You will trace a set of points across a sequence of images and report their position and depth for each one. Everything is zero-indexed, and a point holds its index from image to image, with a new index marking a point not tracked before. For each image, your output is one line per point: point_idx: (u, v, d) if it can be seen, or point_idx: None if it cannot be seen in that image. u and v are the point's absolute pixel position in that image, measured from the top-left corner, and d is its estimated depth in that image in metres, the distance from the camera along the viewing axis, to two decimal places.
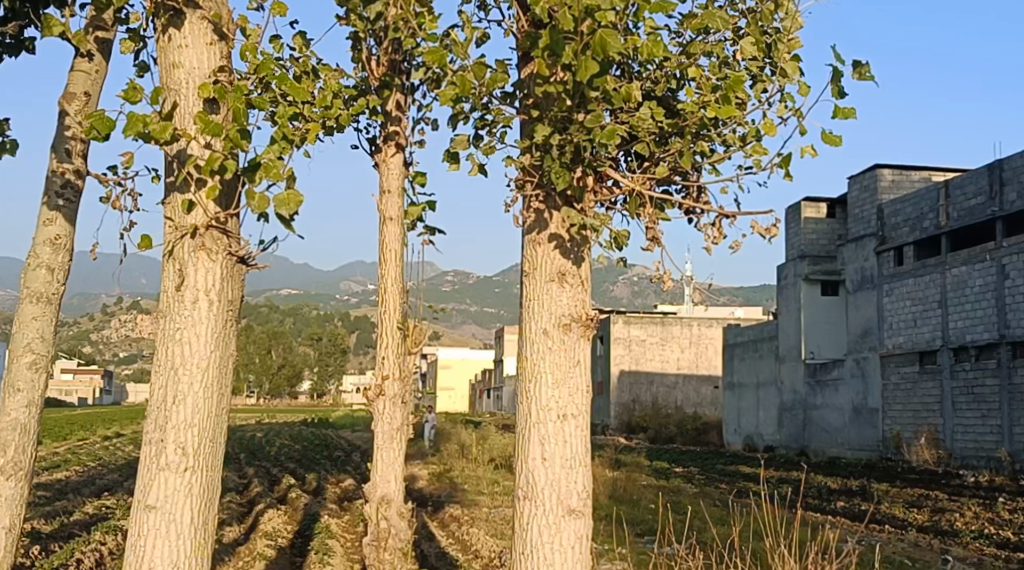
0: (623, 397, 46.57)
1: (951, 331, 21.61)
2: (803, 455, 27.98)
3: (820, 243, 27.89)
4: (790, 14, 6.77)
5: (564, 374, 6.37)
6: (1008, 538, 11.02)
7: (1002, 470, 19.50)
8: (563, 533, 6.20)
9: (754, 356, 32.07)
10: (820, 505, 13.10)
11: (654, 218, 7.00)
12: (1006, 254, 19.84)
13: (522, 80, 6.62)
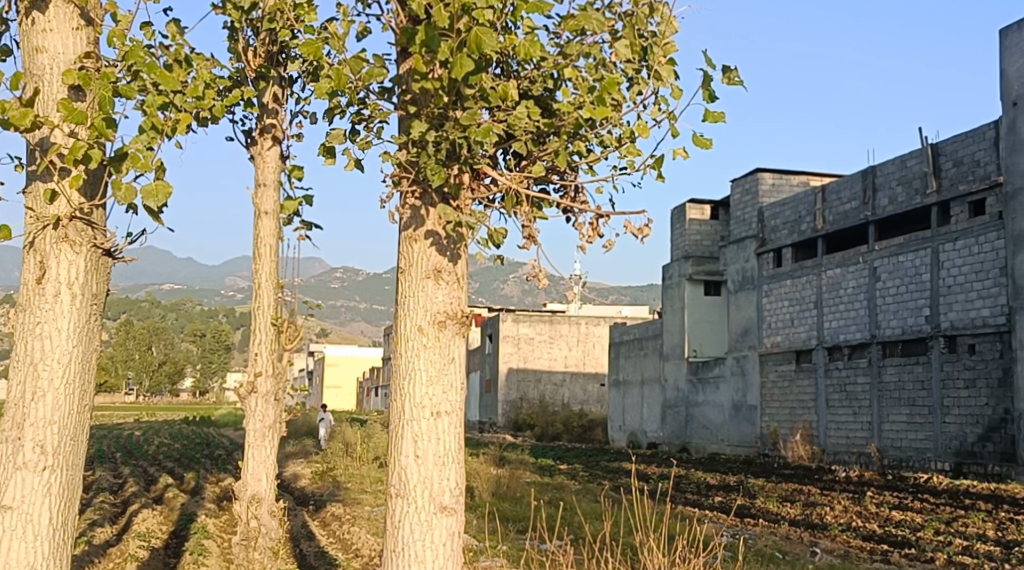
0: (512, 395, 47.13)
1: (826, 331, 22.27)
2: (685, 451, 28.51)
3: (704, 244, 28.49)
4: (666, 18, 6.82)
5: (439, 372, 6.31)
6: (874, 531, 11.41)
7: (871, 465, 20.16)
8: (435, 531, 6.18)
9: (639, 354, 32.53)
10: (698, 500, 13.31)
11: (530, 216, 7.13)
12: (878, 256, 20.54)
13: (400, 76, 6.57)
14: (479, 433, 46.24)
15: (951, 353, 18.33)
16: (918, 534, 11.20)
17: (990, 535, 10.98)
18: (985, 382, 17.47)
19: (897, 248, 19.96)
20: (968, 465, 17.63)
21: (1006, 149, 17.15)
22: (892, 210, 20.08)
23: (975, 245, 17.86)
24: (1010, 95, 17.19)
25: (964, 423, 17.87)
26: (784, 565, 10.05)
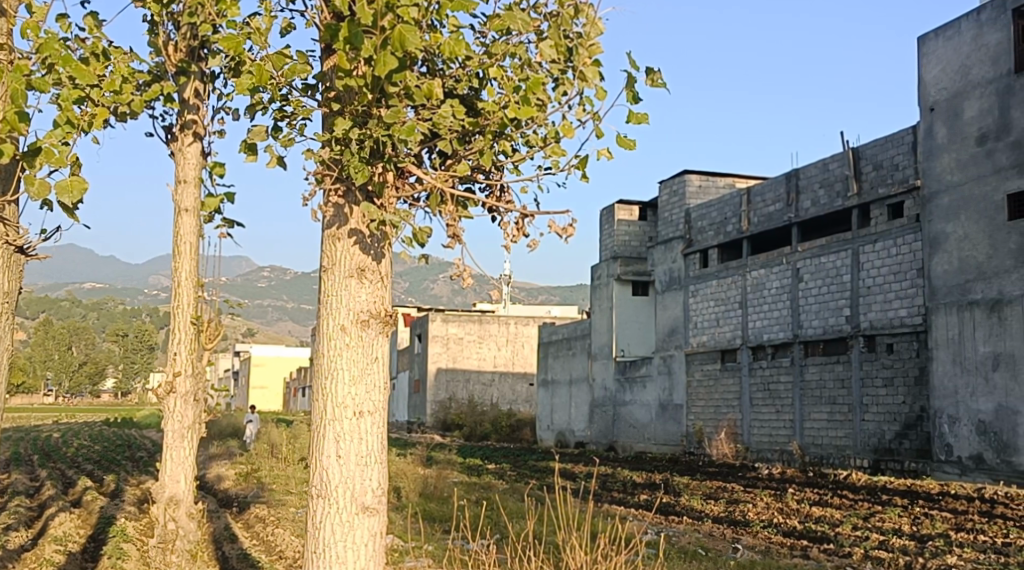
0: (440, 395, 47.28)
1: (750, 330, 22.63)
2: (612, 450, 28.73)
3: (632, 244, 28.80)
4: (592, 20, 6.78)
5: (362, 372, 6.19)
6: (794, 527, 11.62)
7: (793, 462, 20.50)
8: (357, 532, 6.08)
9: (567, 354, 32.67)
10: (623, 499, 13.42)
11: (455, 216, 7.08)
12: (801, 257, 20.92)
13: (324, 73, 6.46)
14: (408, 433, 46.09)
15: (871, 352, 18.76)
16: (837, 529, 11.44)
17: (905, 530, 11.26)
18: (902, 381, 17.91)
19: (819, 250, 20.36)
20: (885, 462, 18.04)
21: (923, 153, 17.60)
22: (814, 212, 20.47)
23: (894, 247, 18.30)
24: (927, 100, 17.63)
25: (882, 420, 18.30)
26: (705, 562, 10.19)
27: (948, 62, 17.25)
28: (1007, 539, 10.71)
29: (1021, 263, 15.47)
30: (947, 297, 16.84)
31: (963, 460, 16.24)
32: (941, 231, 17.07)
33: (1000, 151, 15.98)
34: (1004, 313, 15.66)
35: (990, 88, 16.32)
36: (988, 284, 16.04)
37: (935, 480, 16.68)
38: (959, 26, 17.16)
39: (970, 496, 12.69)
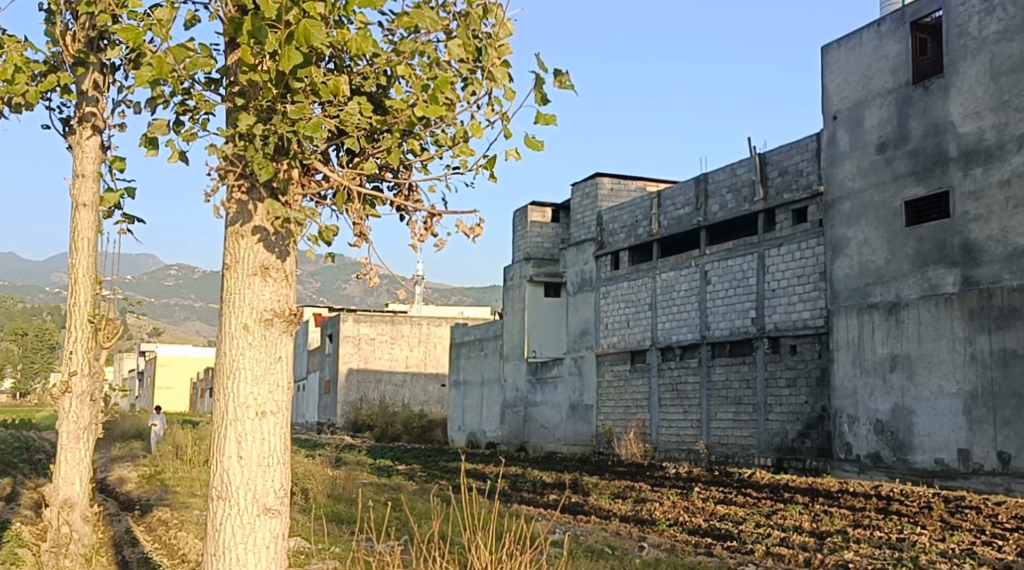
0: (351, 396, 46.86)
1: (659, 332, 22.96)
2: (523, 450, 28.83)
3: (544, 246, 28.99)
4: (501, 20, 6.78)
5: (265, 371, 5.94)
6: (699, 525, 11.80)
7: (699, 461, 20.82)
8: (258, 535, 5.83)
9: (479, 355, 32.67)
10: (532, 498, 13.48)
11: (362, 215, 7.09)
12: (709, 261, 21.31)
13: (228, 66, 6.20)
14: (320, 435, 45.60)
15: (775, 354, 19.18)
16: (740, 527, 11.65)
17: (805, 527, 11.53)
18: (805, 381, 18.38)
19: (726, 253, 20.78)
20: (788, 461, 18.44)
21: (827, 160, 18.08)
22: (723, 216, 20.88)
23: (798, 251, 18.75)
24: (830, 109, 18.12)
25: (785, 419, 18.73)
26: (613, 560, 10.28)
27: (850, 71, 17.75)
28: (902, 535, 11.06)
29: (917, 267, 15.96)
30: (848, 300, 17.32)
31: (862, 459, 16.71)
32: (842, 236, 17.55)
33: (899, 159, 16.48)
34: (901, 316, 16.13)
35: (889, 98, 16.82)
36: (887, 288, 16.51)
37: (834, 478, 17.11)
38: (861, 37, 17.67)
39: (867, 494, 13.06)
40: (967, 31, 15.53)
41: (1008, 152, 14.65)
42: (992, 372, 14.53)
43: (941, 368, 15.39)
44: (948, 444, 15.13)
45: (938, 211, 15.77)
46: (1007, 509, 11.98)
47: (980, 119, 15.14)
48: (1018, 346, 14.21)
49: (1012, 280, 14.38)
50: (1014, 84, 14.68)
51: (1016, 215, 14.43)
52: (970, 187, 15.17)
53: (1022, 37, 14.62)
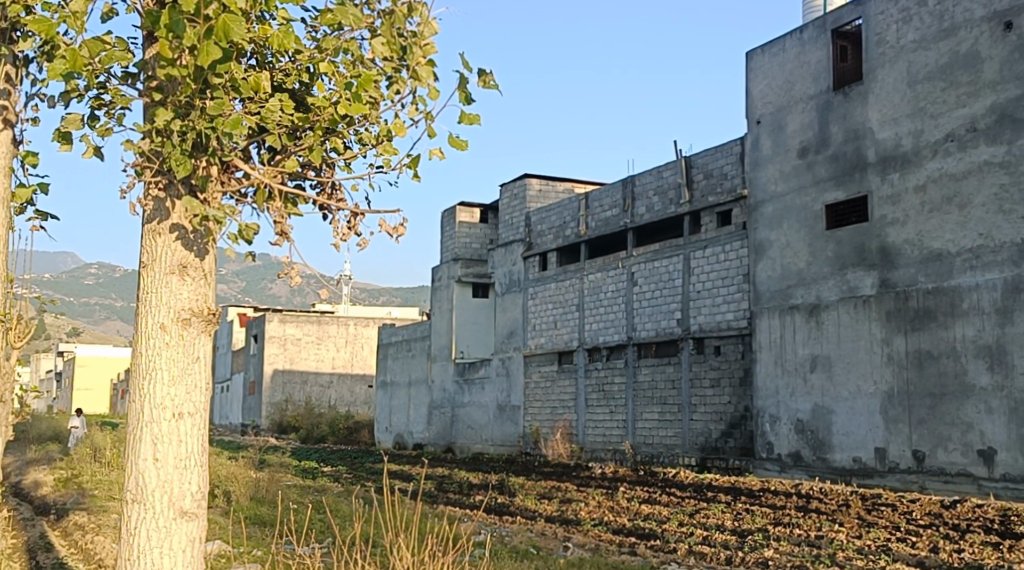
0: (276, 397, 46.33)
1: (587, 333, 23.10)
2: (450, 451, 28.79)
3: (473, 247, 29.00)
4: (426, 19, 6.72)
5: (182, 372, 5.79)
6: (623, 525, 11.88)
7: (624, 461, 21.01)
8: (173, 538, 5.69)
9: (406, 356, 32.52)
10: (458, 500, 13.43)
11: (283, 213, 6.90)
12: (636, 262, 21.51)
13: (147, 60, 5.98)
14: (244, 436, 44.97)
15: (699, 354, 19.42)
16: (663, 526, 11.76)
17: (728, 525, 11.69)
18: (728, 381, 18.67)
19: (652, 255, 21.00)
20: (711, 460, 18.70)
21: (750, 163, 18.38)
22: (649, 218, 21.11)
23: (722, 253, 19.02)
24: (754, 114, 18.43)
25: (709, 419, 19.00)
26: (537, 560, 10.30)
27: (774, 77, 18.06)
28: (820, 532, 11.27)
29: (837, 270, 16.30)
30: (770, 302, 17.61)
31: (783, 457, 17.03)
32: (765, 238, 17.85)
33: (820, 163, 16.82)
34: (822, 317, 16.46)
35: (811, 103, 17.16)
36: (807, 290, 16.83)
37: (756, 477, 17.40)
38: (784, 43, 18.00)
39: (788, 492, 13.32)
40: (886, 40, 15.90)
41: (924, 157, 15.03)
42: (908, 373, 14.90)
43: (859, 369, 15.73)
44: (865, 443, 15.49)
45: (857, 215, 16.10)
46: (921, 506, 12.35)
47: (897, 125, 15.51)
48: (932, 348, 14.59)
49: (927, 283, 14.75)
50: (929, 92, 15.06)
51: (931, 219, 14.80)
52: (887, 192, 15.53)
53: (937, 46, 15.01)
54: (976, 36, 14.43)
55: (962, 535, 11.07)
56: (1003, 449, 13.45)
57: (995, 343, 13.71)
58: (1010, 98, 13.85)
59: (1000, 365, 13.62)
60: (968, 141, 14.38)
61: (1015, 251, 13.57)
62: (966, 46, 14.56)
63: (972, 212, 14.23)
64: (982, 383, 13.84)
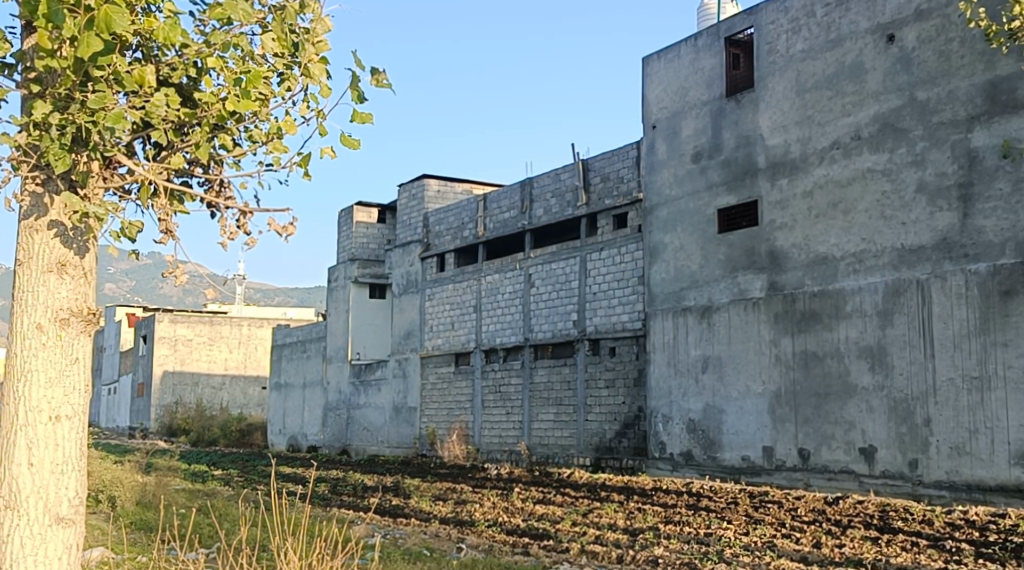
0: (166, 399, 45.27)
1: (483, 334, 23.16)
2: (345, 453, 28.52)
3: (370, 247, 28.79)
4: (319, 17, 6.65)
5: (60, 373, 5.56)
6: (517, 525, 11.94)
7: (520, 462, 21.15)
8: (49, 545, 5.47)
9: (301, 357, 32.07)
10: (353, 502, 13.31)
11: (169, 211, 6.78)
12: (532, 264, 21.65)
13: (24, 51, 5.70)
14: (132, 439, 43.77)
15: (595, 355, 19.67)
16: (557, 526, 11.85)
17: (620, 525, 11.84)
18: (623, 382, 18.95)
19: (549, 257, 21.16)
20: (606, 460, 18.96)
21: (646, 167, 18.68)
22: (547, 220, 21.29)
23: (618, 256, 19.29)
24: (650, 118, 18.74)
25: (603, 420, 19.25)
26: (430, 562, 10.29)
27: (669, 82, 18.39)
28: (709, 530, 11.51)
29: (728, 272, 16.69)
30: (664, 304, 17.93)
31: (675, 457, 17.36)
32: (659, 241, 18.16)
33: (713, 168, 17.21)
34: (713, 319, 16.82)
35: (705, 109, 17.53)
36: (700, 292, 17.18)
37: (648, 476, 17.70)
38: (679, 50, 18.35)
39: (679, 491, 13.58)
40: (776, 49, 16.34)
41: (811, 164, 15.49)
42: (795, 373, 15.32)
43: (748, 370, 16.12)
44: (753, 442, 15.90)
45: (748, 219, 16.51)
46: (805, 503, 12.74)
47: (786, 132, 15.95)
48: (817, 349, 15.03)
49: (813, 286, 15.21)
50: (817, 101, 15.53)
51: (817, 224, 15.26)
52: (777, 197, 15.97)
53: (824, 56, 15.49)
54: (860, 47, 14.93)
55: (844, 530, 11.46)
56: (883, 447, 13.96)
57: (877, 344, 14.20)
58: (892, 108, 14.37)
59: (881, 366, 14.12)
60: (852, 149, 14.86)
61: (895, 256, 14.09)
62: (852, 57, 15.06)
63: (855, 217, 14.71)
64: (864, 383, 14.32)
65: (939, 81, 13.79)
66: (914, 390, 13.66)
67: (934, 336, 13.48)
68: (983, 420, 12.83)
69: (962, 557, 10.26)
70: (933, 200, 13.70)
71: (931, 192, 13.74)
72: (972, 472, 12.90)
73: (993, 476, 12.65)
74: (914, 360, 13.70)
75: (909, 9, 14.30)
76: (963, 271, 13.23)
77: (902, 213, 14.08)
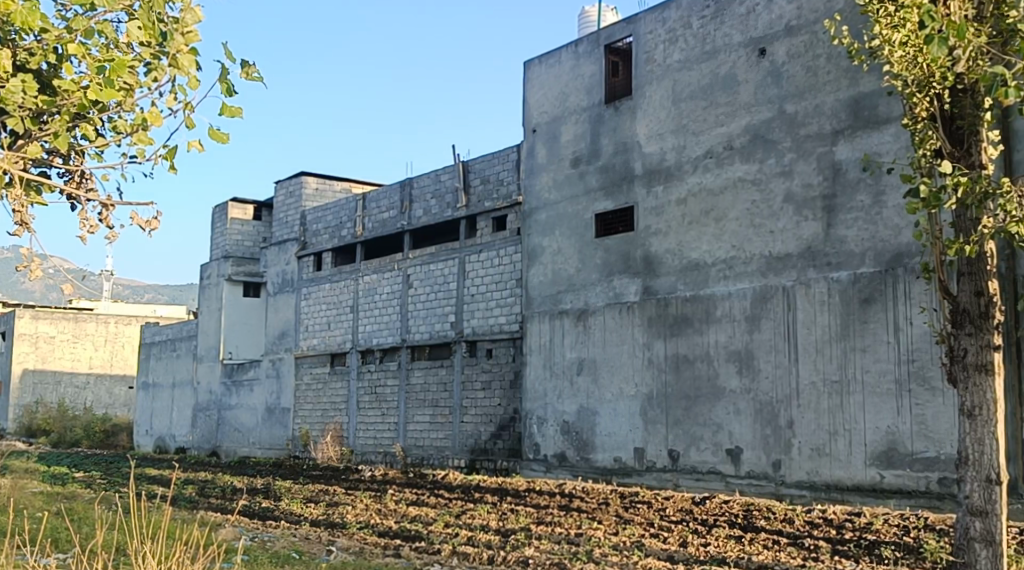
0: (26, 399, 43.48)
1: (360, 334, 22.96)
2: (215, 455, 27.87)
3: (245, 244, 28.21)
4: (190, 7, 6.51)
5: None
6: (389, 527, 11.87)
7: (394, 463, 21.05)
8: None
9: (170, 356, 31.17)
10: (221, 505, 13.02)
11: (25, 202, 6.55)
12: (411, 265, 21.57)
13: None
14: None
15: (472, 357, 19.71)
16: (429, 527, 11.83)
17: (492, 526, 11.89)
18: (499, 384, 19.06)
19: (428, 258, 21.12)
20: (480, 461, 19.03)
21: (526, 171, 18.83)
22: (426, 221, 21.25)
23: (496, 258, 19.39)
24: (530, 122, 18.90)
25: (479, 422, 19.31)
26: (297, 564, 10.15)
27: (550, 87, 18.60)
28: (579, 530, 11.66)
29: (604, 277, 16.96)
30: (541, 307, 18.10)
31: (549, 458, 17.57)
32: (538, 244, 18.33)
33: (591, 174, 17.47)
34: (588, 322, 17.08)
35: (584, 115, 17.79)
36: (576, 295, 17.41)
37: (522, 477, 17.86)
38: (560, 55, 18.56)
39: (552, 492, 13.74)
40: (653, 58, 16.67)
41: (686, 172, 15.87)
42: (666, 376, 15.66)
43: (622, 372, 16.41)
44: (625, 444, 16.20)
45: (624, 225, 16.82)
46: (674, 503, 13.04)
47: (662, 140, 16.30)
48: (688, 352, 15.39)
49: (685, 291, 15.57)
50: (692, 110, 15.92)
51: (690, 230, 15.63)
52: (652, 204, 16.29)
53: (700, 67, 15.89)
54: (734, 60, 15.38)
55: (709, 530, 11.76)
56: (749, 448, 14.39)
57: (745, 349, 14.63)
58: (763, 120, 14.84)
59: (748, 369, 14.55)
60: (724, 158, 15.28)
61: (764, 263, 14.55)
62: (725, 69, 15.49)
63: (726, 225, 15.12)
64: (732, 386, 14.73)
65: (807, 95, 14.30)
66: (779, 393, 14.12)
67: (799, 341, 13.96)
68: (843, 423, 13.35)
69: (819, 554, 10.64)
70: (799, 210, 14.19)
71: (798, 202, 14.24)
72: (830, 472, 13.42)
73: (850, 476, 13.19)
74: (779, 364, 14.16)
75: (780, 25, 14.78)
76: (826, 279, 13.76)
77: (770, 222, 14.54)
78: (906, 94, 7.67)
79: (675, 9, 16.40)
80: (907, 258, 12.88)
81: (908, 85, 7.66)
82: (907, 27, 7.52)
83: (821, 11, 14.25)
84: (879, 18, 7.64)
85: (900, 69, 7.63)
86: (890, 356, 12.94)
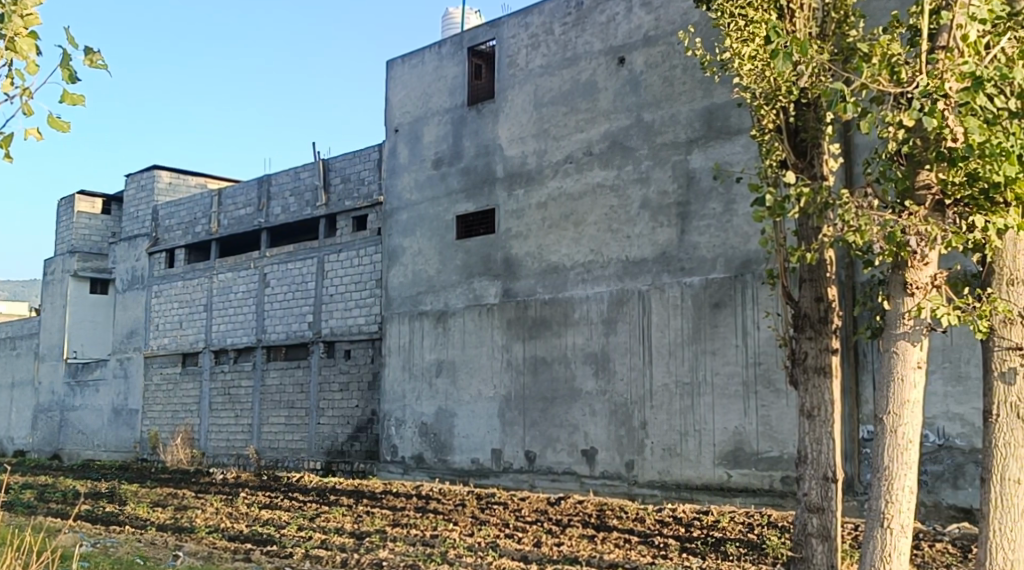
0: None
1: (213, 334, 22.39)
2: (56, 458, 26.73)
3: (92, 239, 27.20)
4: None
5: None
6: (240, 531, 11.59)
7: (247, 466, 20.61)
8: None
9: (9, 355, 29.70)
10: (61, 511, 12.46)
11: None
12: (268, 264, 21.18)
13: None
14: None
15: (329, 358, 19.46)
16: (281, 531, 11.60)
17: (347, 528, 11.74)
18: (356, 385, 18.88)
19: (285, 256, 20.77)
20: (336, 463, 18.80)
21: (387, 171, 18.74)
22: (284, 219, 20.90)
23: (355, 258, 19.23)
24: (392, 122, 18.83)
25: (336, 423, 19.09)
26: None
27: (413, 88, 18.56)
28: (435, 531, 11.64)
29: (465, 278, 17.02)
30: (401, 307, 18.03)
31: (406, 459, 17.52)
32: (399, 245, 18.25)
33: (453, 175, 17.50)
34: (448, 323, 17.11)
35: (447, 117, 17.82)
36: (436, 297, 17.40)
37: (378, 478, 17.76)
38: (424, 56, 18.54)
39: (408, 494, 13.69)
40: (516, 62, 16.85)
41: (546, 176, 16.07)
42: (524, 377, 15.82)
43: (481, 373, 16.49)
44: (483, 445, 16.30)
45: (485, 227, 16.93)
46: (530, 503, 13.19)
47: (524, 144, 16.47)
48: (546, 354, 15.59)
49: (544, 293, 15.77)
50: (552, 115, 16.15)
51: (550, 234, 15.84)
52: (513, 207, 16.44)
53: (561, 73, 16.13)
54: (593, 67, 15.67)
55: (563, 529, 11.91)
56: (603, 448, 14.67)
57: (601, 350, 14.90)
58: (621, 127, 15.17)
59: (604, 371, 14.82)
60: (584, 164, 15.55)
61: (620, 267, 14.86)
62: (586, 76, 15.77)
63: (584, 229, 15.39)
64: (588, 388, 14.98)
65: (663, 104, 14.68)
66: (633, 394, 14.42)
67: (652, 344, 14.31)
68: (693, 423, 13.74)
69: (667, 551, 10.91)
70: (654, 216, 14.55)
71: (653, 208, 14.60)
72: (680, 471, 13.79)
73: (698, 476, 13.59)
74: (633, 366, 14.48)
75: (639, 34, 15.12)
76: (679, 283, 14.14)
77: (627, 227, 14.87)
78: (754, 106, 7.90)
79: (539, 15, 16.63)
80: (754, 264, 13.36)
81: (756, 98, 7.89)
82: (755, 42, 7.79)
83: (678, 22, 14.65)
84: (729, 31, 7.88)
85: (748, 81, 7.85)
86: (738, 358, 13.39)
